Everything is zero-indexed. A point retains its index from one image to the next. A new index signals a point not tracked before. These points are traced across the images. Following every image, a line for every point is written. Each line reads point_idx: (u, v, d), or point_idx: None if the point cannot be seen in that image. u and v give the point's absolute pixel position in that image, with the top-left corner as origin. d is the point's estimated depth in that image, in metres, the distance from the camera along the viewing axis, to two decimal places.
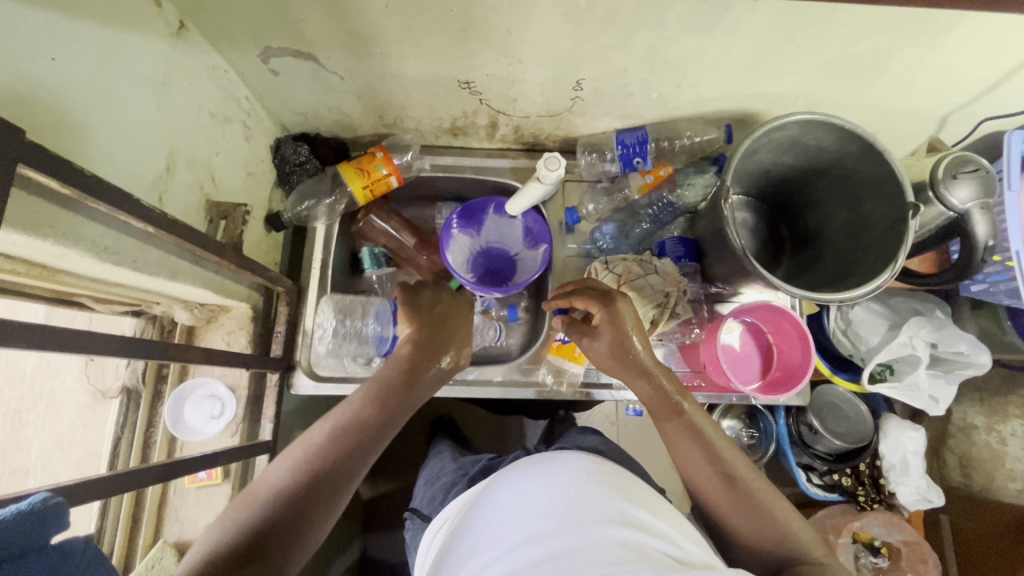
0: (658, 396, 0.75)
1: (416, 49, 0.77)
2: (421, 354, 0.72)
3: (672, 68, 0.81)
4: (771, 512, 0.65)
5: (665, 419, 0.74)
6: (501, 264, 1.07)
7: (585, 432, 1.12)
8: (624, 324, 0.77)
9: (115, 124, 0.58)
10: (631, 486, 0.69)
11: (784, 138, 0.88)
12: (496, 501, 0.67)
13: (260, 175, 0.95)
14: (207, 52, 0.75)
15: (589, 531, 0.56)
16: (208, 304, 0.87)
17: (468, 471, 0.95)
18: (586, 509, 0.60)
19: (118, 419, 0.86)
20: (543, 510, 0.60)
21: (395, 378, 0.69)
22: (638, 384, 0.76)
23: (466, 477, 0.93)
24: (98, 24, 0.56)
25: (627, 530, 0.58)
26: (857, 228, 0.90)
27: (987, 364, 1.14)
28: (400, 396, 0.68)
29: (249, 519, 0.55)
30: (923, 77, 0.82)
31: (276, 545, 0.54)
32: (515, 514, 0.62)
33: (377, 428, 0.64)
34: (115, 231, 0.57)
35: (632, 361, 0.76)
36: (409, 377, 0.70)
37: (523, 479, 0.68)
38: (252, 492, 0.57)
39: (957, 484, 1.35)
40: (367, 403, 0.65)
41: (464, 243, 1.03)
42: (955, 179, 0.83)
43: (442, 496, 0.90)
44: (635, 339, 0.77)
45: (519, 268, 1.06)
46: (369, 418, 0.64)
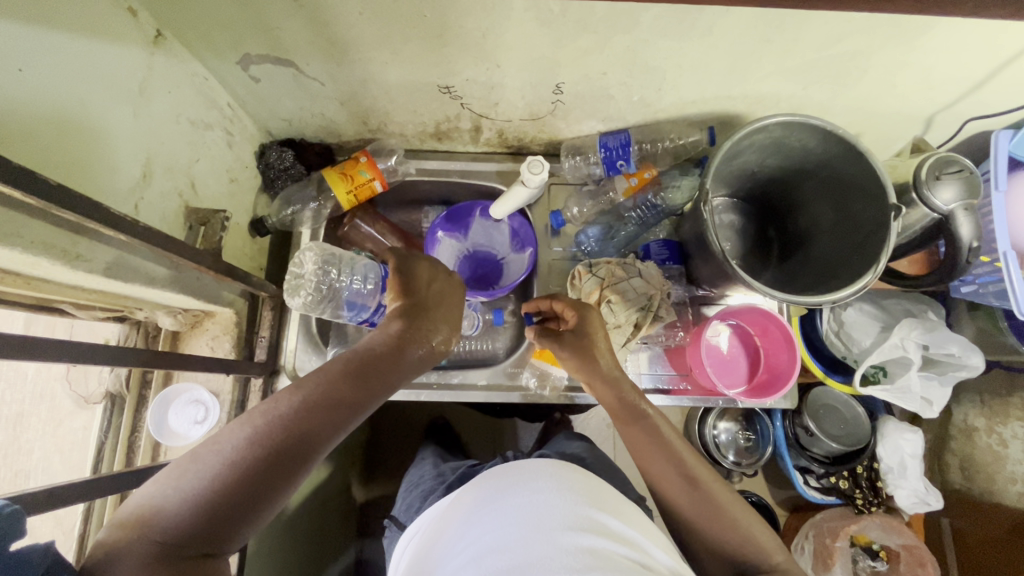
0: (619, 400, 0.77)
1: (394, 55, 0.77)
2: (407, 332, 0.68)
3: (651, 71, 0.81)
4: (734, 518, 0.67)
5: (625, 422, 0.77)
6: (489, 269, 1.06)
7: (572, 438, 1.12)
8: (591, 335, 0.79)
9: (89, 132, 0.59)
10: (605, 494, 0.69)
11: (767, 140, 0.88)
12: (464, 509, 0.69)
13: (244, 180, 0.95)
14: (186, 60, 0.76)
15: (556, 538, 0.57)
16: (192, 309, 0.87)
17: (447, 477, 0.96)
18: (554, 517, 0.61)
19: (101, 425, 0.85)
20: (513, 518, 0.61)
21: (377, 357, 0.65)
22: (604, 394, 0.78)
23: (443, 484, 0.93)
24: (71, 34, 0.56)
25: (596, 537, 0.59)
26: (843, 230, 0.89)
27: (979, 367, 1.13)
28: (378, 377, 0.64)
29: (196, 487, 0.51)
30: (905, 78, 0.81)
31: (213, 523, 0.51)
32: (485, 521, 0.63)
33: (349, 409, 0.60)
34: (86, 238, 0.58)
35: (597, 371, 0.78)
36: (390, 359, 0.65)
37: (494, 489, 0.69)
38: (197, 463, 0.53)
39: (960, 487, 1.34)
40: (345, 381, 0.61)
41: (450, 247, 1.03)
42: (938, 180, 0.82)
43: (418, 504, 0.91)
44: (603, 347, 0.79)
45: (506, 272, 1.05)
46: (343, 398, 0.60)
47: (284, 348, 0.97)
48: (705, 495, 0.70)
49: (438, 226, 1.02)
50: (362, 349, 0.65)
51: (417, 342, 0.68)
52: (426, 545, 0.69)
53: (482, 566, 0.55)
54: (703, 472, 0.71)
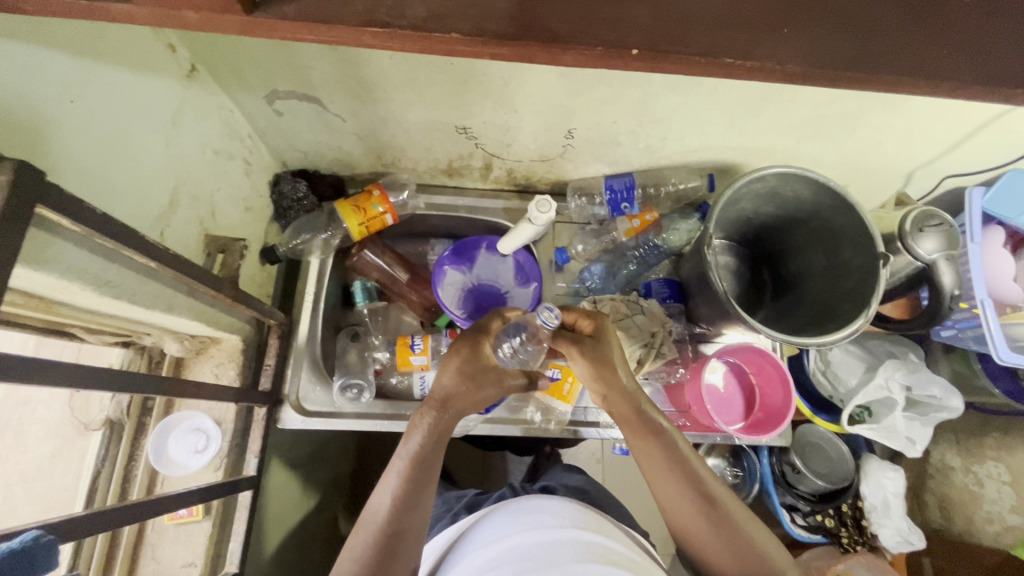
0: (636, 413, 0.78)
1: (418, 97, 0.81)
2: (445, 421, 0.74)
3: (659, 122, 0.86)
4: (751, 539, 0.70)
5: (643, 437, 0.77)
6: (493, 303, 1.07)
7: (571, 470, 1.12)
8: (608, 345, 0.81)
9: (125, 161, 0.60)
10: (610, 535, 0.71)
11: (764, 189, 0.93)
12: (477, 547, 0.70)
13: (258, 209, 0.97)
14: (216, 93, 0.78)
15: (579, 567, 0.59)
16: (199, 335, 0.87)
17: (452, 506, 0.95)
18: (571, 551, 0.63)
19: (98, 453, 0.83)
20: (528, 554, 0.62)
21: (422, 448, 0.72)
22: (620, 404, 0.78)
23: (451, 512, 0.93)
24: (118, 67, 0.58)
25: (610, 567, 0.60)
26: (834, 275, 0.94)
27: (960, 408, 1.18)
28: (433, 462, 0.72)
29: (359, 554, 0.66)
30: (889, 137, 0.88)
31: None
32: (502, 555, 0.64)
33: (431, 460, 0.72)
34: (117, 265, 0.58)
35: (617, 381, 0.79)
36: (436, 443, 0.73)
37: (505, 526, 0.71)
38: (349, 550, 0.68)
39: (938, 526, 1.37)
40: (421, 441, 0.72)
41: (455, 281, 1.05)
42: (920, 232, 0.88)
43: (430, 530, 0.92)
44: (617, 360, 0.80)
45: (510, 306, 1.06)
46: (423, 453, 0.71)
47: (287, 377, 0.96)
48: (719, 513, 0.72)
49: (444, 259, 1.04)
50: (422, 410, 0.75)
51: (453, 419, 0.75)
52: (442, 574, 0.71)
53: None
54: (719, 491, 0.74)
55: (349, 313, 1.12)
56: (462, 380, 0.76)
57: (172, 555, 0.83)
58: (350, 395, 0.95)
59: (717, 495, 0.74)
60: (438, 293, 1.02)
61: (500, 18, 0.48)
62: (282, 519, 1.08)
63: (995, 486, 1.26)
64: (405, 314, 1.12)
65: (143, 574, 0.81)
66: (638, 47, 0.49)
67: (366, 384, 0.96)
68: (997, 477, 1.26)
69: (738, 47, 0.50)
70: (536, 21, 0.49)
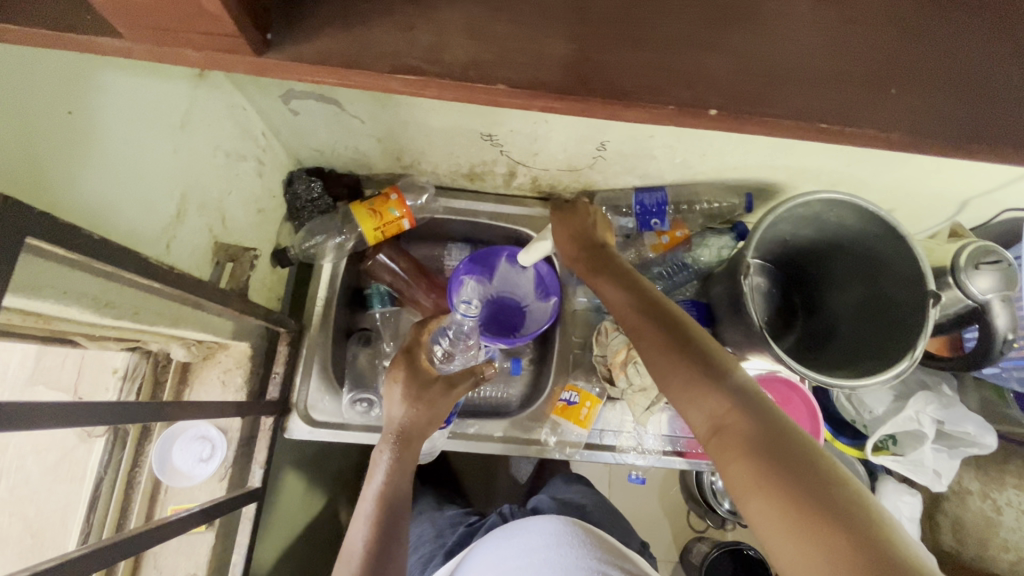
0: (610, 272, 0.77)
1: (442, 103, 0.76)
2: (404, 456, 0.77)
3: (699, 139, 0.80)
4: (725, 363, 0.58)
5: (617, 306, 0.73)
6: (510, 316, 1.02)
7: (572, 480, 1.10)
8: (581, 223, 0.88)
9: (129, 171, 0.56)
10: (600, 547, 0.76)
11: (806, 214, 0.87)
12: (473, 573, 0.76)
13: (270, 210, 0.93)
14: (229, 92, 0.73)
15: None
16: (205, 342, 0.84)
17: (448, 538, 0.98)
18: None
19: (101, 459, 0.81)
20: None
21: (386, 484, 0.75)
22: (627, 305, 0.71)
23: (444, 548, 0.95)
24: (123, 71, 0.54)
25: None
26: (875, 308, 0.88)
27: (992, 446, 1.13)
28: (398, 498, 0.75)
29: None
30: (949, 164, 0.81)
31: None
32: None
33: (397, 492, 0.75)
34: (119, 284, 0.55)
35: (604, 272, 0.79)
36: (403, 468, 0.77)
37: (490, 560, 0.76)
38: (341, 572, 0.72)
39: (948, 548, 1.32)
40: (385, 475, 0.76)
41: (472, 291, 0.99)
42: (976, 269, 0.82)
43: (420, 571, 0.93)
44: (592, 232, 0.87)
45: (528, 319, 1.01)
46: (387, 488, 0.75)
47: (295, 385, 0.93)
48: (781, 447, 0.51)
49: (462, 269, 0.98)
50: (383, 442, 0.78)
51: (413, 448, 0.78)
52: None
53: None
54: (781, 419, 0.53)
55: (361, 316, 1.08)
56: (411, 403, 0.79)
57: (174, 564, 0.82)
58: (361, 407, 0.92)
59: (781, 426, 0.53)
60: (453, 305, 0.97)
61: (553, 69, 0.48)
62: (287, 521, 1.07)
63: (1015, 514, 1.20)
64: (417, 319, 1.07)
65: None
66: (716, 109, 0.49)
67: (377, 398, 0.92)
68: (1018, 505, 1.20)
69: (833, 113, 0.50)
70: (594, 69, 0.49)
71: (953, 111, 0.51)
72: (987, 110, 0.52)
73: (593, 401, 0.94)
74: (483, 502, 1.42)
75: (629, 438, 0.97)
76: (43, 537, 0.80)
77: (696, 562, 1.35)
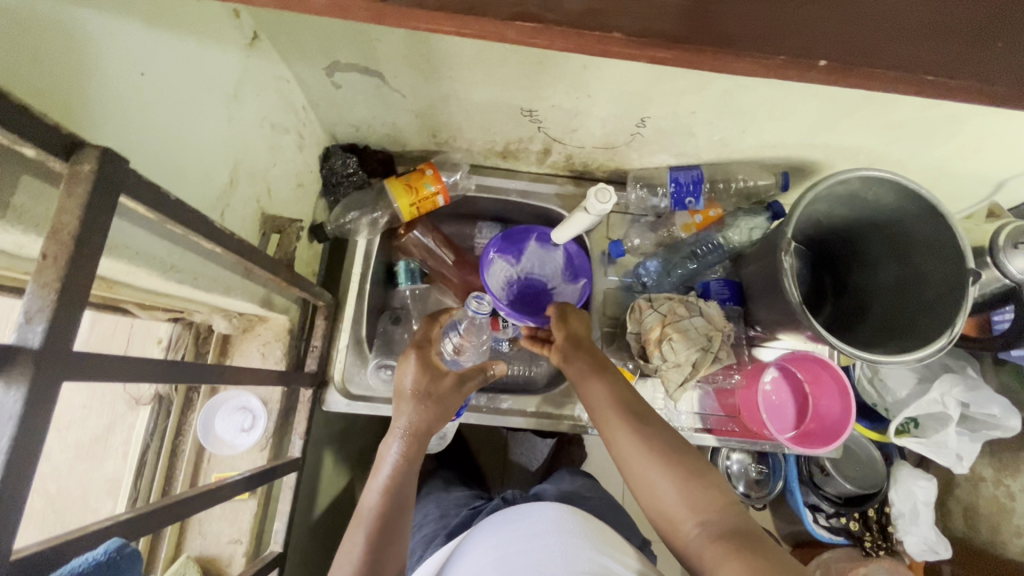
0: (588, 378, 0.74)
1: (486, 78, 0.76)
2: (423, 420, 0.73)
3: (741, 115, 0.80)
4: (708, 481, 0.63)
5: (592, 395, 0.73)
6: (539, 298, 1.01)
7: (573, 473, 1.08)
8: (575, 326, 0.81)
9: (191, 137, 0.57)
10: (605, 535, 0.70)
11: (844, 193, 0.87)
12: (466, 554, 0.71)
13: (308, 185, 0.94)
14: (276, 64, 0.74)
15: None
16: (246, 314, 0.85)
17: (452, 520, 0.97)
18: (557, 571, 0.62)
19: (147, 427, 0.84)
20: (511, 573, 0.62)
21: (404, 443, 0.71)
22: (581, 369, 0.76)
23: (444, 531, 0.95)
24: (188, 37, 0.55)
25: None
26: (909, 287, 0.88)
27: (1016, 429, 1.13)
28: (415, 461, 0.71)
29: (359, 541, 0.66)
30: (991, 144, 0.81)
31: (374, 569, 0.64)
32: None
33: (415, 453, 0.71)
34: (182, 249, 0.56)
35: (581, 339, 0.78)
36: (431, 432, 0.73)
37: (487, 543, 0.70)
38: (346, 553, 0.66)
39: (959, 535, 1.33)
40: (404, 434, 0.71)
41: (500, 271, 0.99)
42: (1015, 248, 0.82)
43: (421, 552, 0.92)
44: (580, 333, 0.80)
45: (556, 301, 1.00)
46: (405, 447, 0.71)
47: (331, 359, 0.95)
48: (678, 457, 0.65)
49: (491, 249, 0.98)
50: (399, 402, 0.74)
51: (443, 412, 0.75)
52: None
53: None
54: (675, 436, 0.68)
55: (392, 294, 1.08)
56: (435, 379, 0.75)
57: (218, 531, 0.84)
58: (385, 375, 0.92)
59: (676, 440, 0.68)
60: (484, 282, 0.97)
61: (672, 16, 0.45)
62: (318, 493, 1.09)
63: None
64: (445, 297, 1.07)
65: (191, 547, 0.83)
66: (827, 59, 0.46)
67: None
68: None
69: (944, 63, 0.47)
70: (708, 22, 0.45)
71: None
72: None
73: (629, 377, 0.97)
74: (503, 480, 1.44)
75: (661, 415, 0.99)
76: (91, 502, 0.83)
77: None
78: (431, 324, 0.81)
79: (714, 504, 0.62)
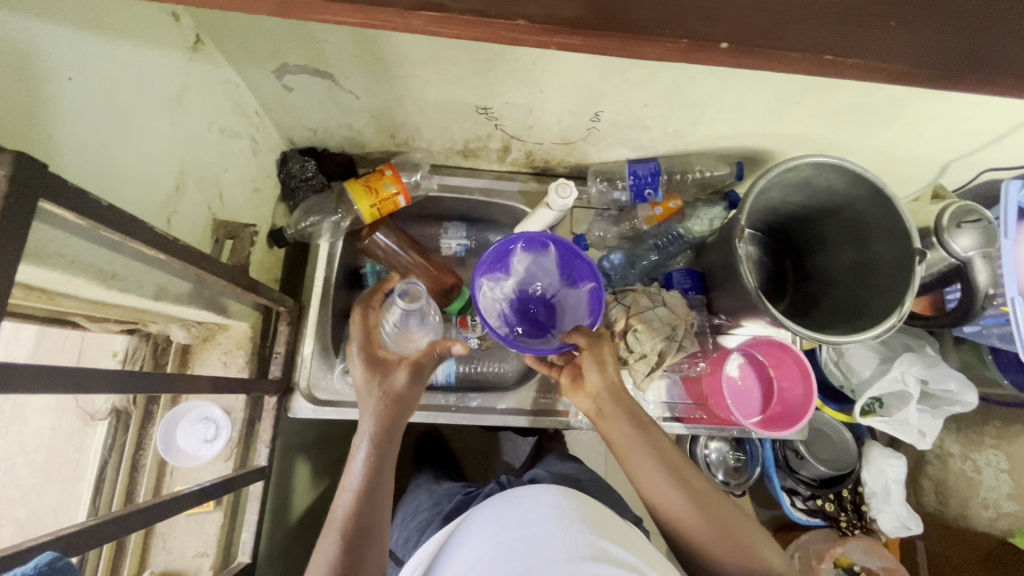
0: (622, 425, 0.74)
1: (438, 76, 0.76)
2: (385, 425, 0.72)
3: (691, 106, 0.81)
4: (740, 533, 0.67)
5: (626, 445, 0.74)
6: (539, 309, 0.96)
7: (564, 457, 1.10)
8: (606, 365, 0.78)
9: (130, 143, 0.56)
10: (606, 520, 0.65)
11: (797, 179, 0.89)
12: (462, 543, 0.66)
13: (265, 190, 0.93)
14: (222, 67, 0.73)
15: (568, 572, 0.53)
16: (205, 323, 0.84)
17: (444, 506, 0.97)
18: (560, 550, 0.56)
19: (105, 442, 0.82)
20: (510, 555, 0.56)
21: (371, 453, 0.70)
22: (618, 417, 0.75)
23: (441, 515, 0.94)
24: (122, 40, 0.54)
25: (602, 567, 0.54)
26: (863, 269, 0.91)
27: (973, 403, 1.16)
28: (382, 466, 0.70)
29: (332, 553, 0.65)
30: (932, 127, 0.84)
31: None
32: (484, 563, 0.58)
33: (379, 460, 0.70)
34: (123, 256, 0.55)
35: (616, 384, 0.77)
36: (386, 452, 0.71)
37: (484, 528, 0.65)
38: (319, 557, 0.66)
39: (933, 510, 1.36)
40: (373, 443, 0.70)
41: (492, 293, 0.92)
42: (958, 228, 0.86)
43: (417, 537, 0.92)
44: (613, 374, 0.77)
45: (558, 312, 0.95)
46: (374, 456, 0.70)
47: (296, 365, 0.93)
48: (713, 508, 0.69)
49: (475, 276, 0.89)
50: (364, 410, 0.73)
51: (393, 427, 0.72)
52: None
53: None
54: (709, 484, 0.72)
55: (358, 297, 1.07)
56: (382, 370, 0.76)
57: (183, 545, 0.82)
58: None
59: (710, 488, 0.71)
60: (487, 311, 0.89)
61: (603, 8, 0.47)
62: (290, 502, 1.07)
63: (993, 474, 1.22)
64: None
65: (156, 563, 0.81)
66: (729, 41, 0.49)
67: None
68: (996, 465, 1.22)
69: (839, 42, 0.49)
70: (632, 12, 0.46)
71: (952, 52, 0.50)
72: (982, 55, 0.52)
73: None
74: (483, 479, 1.43)
75: None
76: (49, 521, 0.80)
77: None
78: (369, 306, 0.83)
79: (746, 553, 0.67)
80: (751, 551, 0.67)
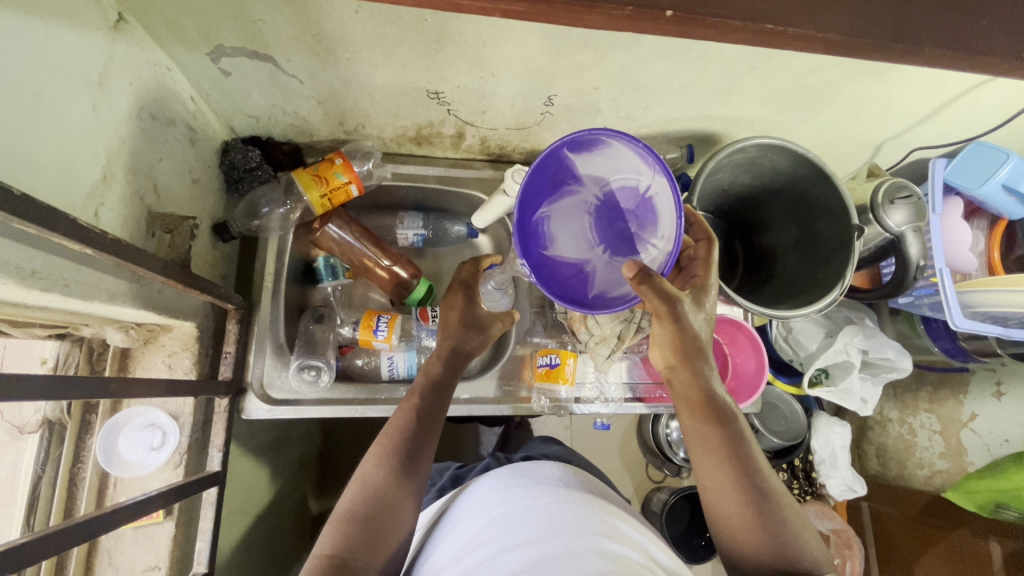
0: (694, 403, 0.76)
1: (385, 58, 0.73)
2: (425, 409, 0.78)
3: (641, 89, 0.82)
4: (779, 518, 0.69)
5: (694, 421, 0.76)
6: (634, 214, 0.79)
7: (547, 441, 1.09)
8: (688, 339, 0.74)
9: (44, 131, 0.51)
10: (601, 496, 0.73)
11: (743, 160, 0.92)
12: (465, 508, 0.73)
13: (205, 181, 0.87)
14: (148, 48, 0.68)
15: (579, 542, 0.60)
16: (146, 324, 0.78)
17: (437, 481, 0.99)
18: (570, 522, 0.63)
19: (37, 456, 0.76)
20: (524, 520, 0.63)
21: (406, 431, 0.75)
22: (689, 389, 0.76)
23: (435, 486, 0.97)
24: (33, 17, 0.49)
25: (607, 540, 0.61)
26: (813, 240, 0.94)
27: (908, 369, 1.22)
28: (409, 447, 0.74)
29: (342, 531, 0.67)
30: (867, 109, 0.88)
31: (354, 563, 0.65)
32: (495, 524, 0.64)
33: (408, 445, 0.74)
34: (43, 252, 0.51)
35: (692, 356, 0.76)
36: (423, 424, 0.77)
37: (491, 492, 0.71)
38: (330, 533, 0.67)
39: (876, 473, 1.43)
40: (400, 427, 0.76)
41: (567, 209, 0.80)
42: (891, 204, 0.90)
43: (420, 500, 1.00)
44: (697, 347, 0.75)
45: (653, 208, 0.78)
46: (400, 437, 0.75)
47: (249, 363, 0.89)
48: (767, 509, 0.70)
49: (531, 207, 0.79)
50: (409, 397, 0.80)
51: (435, 409, 0.79)
52: (417, 565, 0.72)
53: (506, 563, 0.57)
54: (775, 487, 0.72)
55: (312, 291, 1.04)
56: (467, 330, 0.88)
57: (132, 560, 0.78)
58: (308, 375, 0.89)
59: (772, 492, 0.71)
60: (553, 243, 0.80)
61: None
62: (249, 506, 1.03)
63: (927, 435, 1.31)
64: (371, 292, 1.07)
65: None
66: (672, 10, 0.49)
67: (326, 365, 0.90)
68: (929, 427, 1.31)
69: (776, 13, 0.51)
70: None
71: (895, 25, 0.54)
72: (907, 26, 0.54)
73: (573, 357, 0.94)
74: None
75: (592, 389, 1.01)
76: None
77: (655, 509, 1.40)
78: (477, 268, 0.93)
79: (789, 559, 0.67)
80: (786, 542, 0.68)
